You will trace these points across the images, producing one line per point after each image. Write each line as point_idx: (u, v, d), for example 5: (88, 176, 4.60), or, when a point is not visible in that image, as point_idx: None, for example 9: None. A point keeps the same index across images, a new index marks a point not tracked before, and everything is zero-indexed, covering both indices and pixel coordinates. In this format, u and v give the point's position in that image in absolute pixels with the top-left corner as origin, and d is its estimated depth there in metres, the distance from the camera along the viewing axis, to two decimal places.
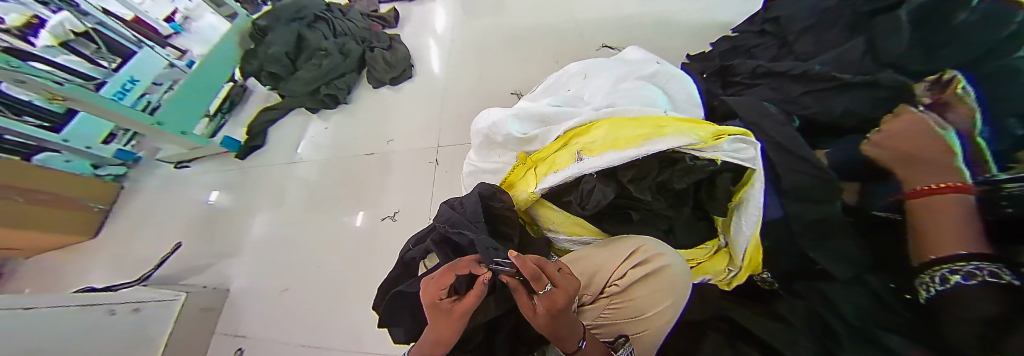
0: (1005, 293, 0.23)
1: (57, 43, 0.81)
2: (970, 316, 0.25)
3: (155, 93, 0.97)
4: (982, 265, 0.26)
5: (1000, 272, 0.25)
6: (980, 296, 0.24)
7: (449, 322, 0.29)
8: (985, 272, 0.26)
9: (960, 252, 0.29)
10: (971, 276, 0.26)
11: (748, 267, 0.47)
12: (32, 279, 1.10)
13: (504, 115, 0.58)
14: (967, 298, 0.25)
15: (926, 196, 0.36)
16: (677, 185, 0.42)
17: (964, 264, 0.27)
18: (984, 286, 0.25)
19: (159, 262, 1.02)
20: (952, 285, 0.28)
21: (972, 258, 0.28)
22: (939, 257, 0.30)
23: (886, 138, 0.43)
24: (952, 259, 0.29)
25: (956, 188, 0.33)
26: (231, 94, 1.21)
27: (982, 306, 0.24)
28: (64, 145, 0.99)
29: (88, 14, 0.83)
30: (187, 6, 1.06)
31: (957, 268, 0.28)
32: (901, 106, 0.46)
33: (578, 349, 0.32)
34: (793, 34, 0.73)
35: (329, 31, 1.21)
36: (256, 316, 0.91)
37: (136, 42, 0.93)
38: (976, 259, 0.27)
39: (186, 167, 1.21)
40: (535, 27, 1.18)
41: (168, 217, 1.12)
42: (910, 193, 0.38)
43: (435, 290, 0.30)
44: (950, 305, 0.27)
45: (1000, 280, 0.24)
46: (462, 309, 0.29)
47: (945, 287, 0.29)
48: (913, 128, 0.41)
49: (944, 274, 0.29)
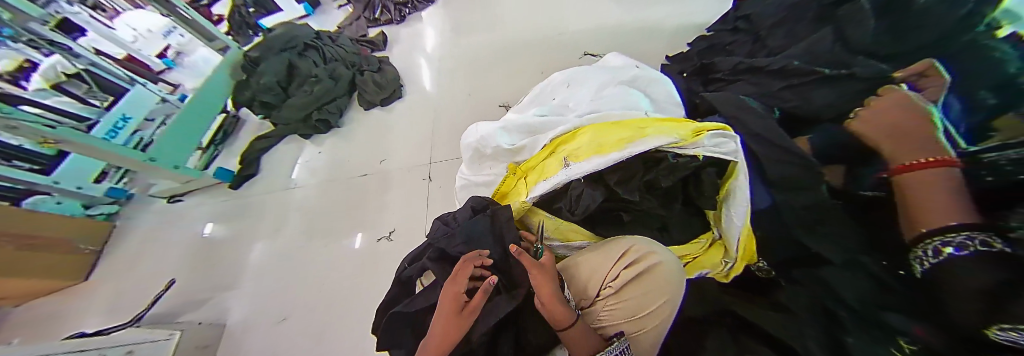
0: (995, 259, 0.24)
1: (49, 86, 0.82)
2: (967, 285, 0.26)
3: (147, 130, 0.97)
4: (973, 235, 0.27)
5: (991, 240, 0.26)
6: (973, 266, 0.25)
7: (464, 317, 0.34)
8: (976, 242, 0.26)
9: (952, 223, 0.29)
10: (963, 246, 0.27)
11: (744, 257, 0.47)
12: (19, 328, 1.06)
13: (492, 128, 0.60)
14: (960, 269, 0.26)
15: (910, 173, 0.37)
16: (664, 183, 0.43)
17: (957, 235, 0.28)
18: (977, 255, 0.25)
19: (153, 300, 0.99)
20: (947, 256, 0.28)
21: (963, 228, 0.28)
22: (932, 229, 0.31)
23: (875, 116, 0.47)
24: (945, 231, 0.29)
25: (942, 162, 0.35)
26: (223, 125, 1.23)
27: (977, 276, 0.25)
28: (55, 187, 0.99)
29: (81, 55, 0.85)
30: (179, 41, 1.10)
31: (949, 241, 0.29)
32: (884, 89, 0.49)
33: (572, 323, 0.35)
34: (765, 30, 0.76)
35: (319, 57, 1.23)
36: (256, 349, 0.88)
37: (130, 80, 0.94)
38: (968, 228, 0.28)
39: (179, 201, 1.20)
40: (520, 41, 1.22)
41: (162, 253, 1.10)
42: (895, 169, 0.40)
43: (458, 291, 0.36)
44: (946, 278, 0.28)
45: (992, 248, 0.25)
46: (474, 306, 0.36)
47: (939, 260, 0.29)
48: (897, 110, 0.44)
49: (937, 246, 0.30)
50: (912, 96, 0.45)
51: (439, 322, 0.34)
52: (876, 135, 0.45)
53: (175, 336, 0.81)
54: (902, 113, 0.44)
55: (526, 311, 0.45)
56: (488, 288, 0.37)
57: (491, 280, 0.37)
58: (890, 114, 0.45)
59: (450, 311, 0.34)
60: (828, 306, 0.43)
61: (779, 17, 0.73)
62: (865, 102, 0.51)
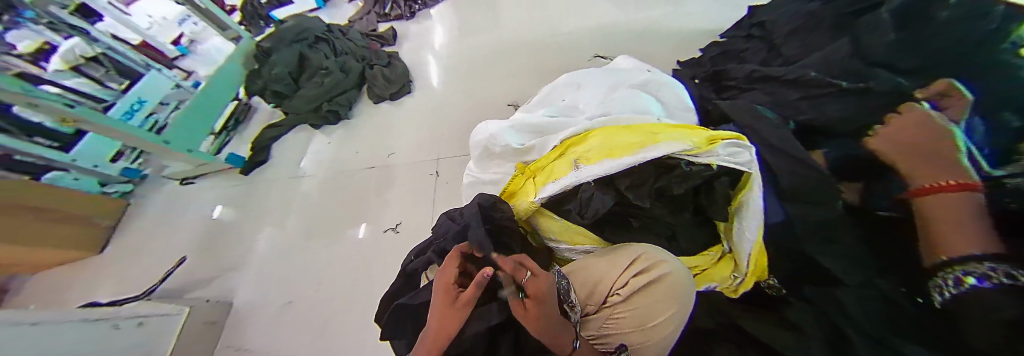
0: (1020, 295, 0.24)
1: (67, 68, 0.83)
2: (989, 320, 0.25)
3: (162, 113, 0.99)
4: (993, 266, 0.26)
5: (1013, 272, 0.25)
6: (993, 299, 0.25)
7: (450, 308, 0.32)
8: (998, 273, 0.25)
9: (974, 253, 0.28)
10: (986, 278, 0.26)
11: (753, 273, 0.47)
12: (36, 296, 1.10)
13: (501, 127, 0.60)
14: (982, 303, 0.26)
15: (930, 195, 0.36)
16: (676, 191, 0.42)
17: (980, 265, 0.27)
18: (1000, 289, 0.25)
19: (163, 276, 1.02)
20: (969, 287, 0.27)
21: (983, 257, 0.27)
22: (955, 256, 0.30)
23: (896, 133, 0.45)
24: (968, 260, 0.29)
25: (963, 186, 0.34)
26: (235, 113, 1.23)
27: (998, 310, 0.24)
28: (73, 165, 1.02)
29: (98, 39, 0.87)
30: (195, 30, 1.11)
31: (970, 270, 0.28)
32: (904, 106, 0.47)
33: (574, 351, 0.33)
34: (781, 38, 0.74)
35: (330, 50, 1.24)
36: (260, 331, 0.90)
37: (145, 66, 0.96)
38: (991, 259, 0.27)
39: (191, 183, 1.23)
40: (530, 39, 1.21)
41: (172, 233, 1.13)
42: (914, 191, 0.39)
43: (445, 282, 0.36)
44: (968, 310, 0.27)
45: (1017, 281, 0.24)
46: (466, 299, 0.32)
47: (959, 290, 0.29)
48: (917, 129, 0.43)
49: (959, 275, 0.29)
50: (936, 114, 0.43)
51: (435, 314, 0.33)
52: (893, 153, 0.44)
53: (184, 311, 0.83)
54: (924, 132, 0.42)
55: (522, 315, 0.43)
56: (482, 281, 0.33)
57: (486, 270, 0.33)
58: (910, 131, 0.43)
59: (439, 300, 0.34)
60: (835, 323, 0.42)
61: (796, 25, 0.71)
62: (883, 119, 0.49)
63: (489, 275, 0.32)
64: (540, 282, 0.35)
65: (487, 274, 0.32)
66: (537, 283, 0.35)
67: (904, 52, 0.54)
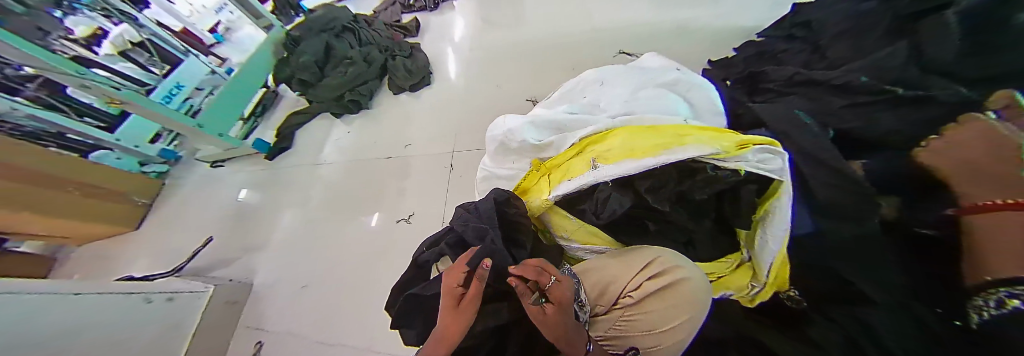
0: None
1: (116, 52, 0.89)
2: None
3: (196, 97, 1.06)
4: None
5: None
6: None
7: (456, 312, 0.31)
8: None
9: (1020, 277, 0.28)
10: None
11: (773, 283, 0.45)
12: (81, 266, 1.19)
13: (520, 122, 0.59)
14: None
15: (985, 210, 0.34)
16: (698, 196, 0.41)
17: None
18: None
19: (192, 255, 1.08)
20: (1013, 309, 0.28)
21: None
22: (999, 278, 0.30)
23: (951, 149, 0.42)
24: (1013, 282, 0.29)
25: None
26: (263, 99, 1.30)
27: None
28: (117, 145, 1.09)
29: (144, 26, 0.93)
30: (228, 18, 1.20)
31: (1017, 293, 0.28)
32: (968, 118, 0.43)
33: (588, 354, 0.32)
34: (826, 39, 0.70)
35: (356, 40, 1.27)
36: (277, 311, 0.94)
37: (184, 51, 1.03)
38: None
39: (220, 166, 1.30)
40: (552, 35, 1.19)
41: (202, 213, 1.19)
42: (967, 209, 0.37)
43: (455, 275, 0.34)
44: (1012, 333, 0.27)
45: None
46: (472, 295, 0.32)
47: (1002, 312, 0.29)
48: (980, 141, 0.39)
49: (1002, 297, 0.29)
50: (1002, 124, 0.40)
51: (443, 319, 0.31)
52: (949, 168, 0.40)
53: (209, 291, 0.89)
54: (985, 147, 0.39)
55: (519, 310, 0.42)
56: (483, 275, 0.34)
57: (485, 262, 0.35)
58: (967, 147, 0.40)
59: (446, 305, 0.32)
60: (859, 344, 0.39)
61: (846, 26, 0.67)
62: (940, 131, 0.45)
63: (488, 267, 0.35)
64: (563, 289, 0.33)
65: (486, 266, 0.35)
66: (561, 291, 0.33)
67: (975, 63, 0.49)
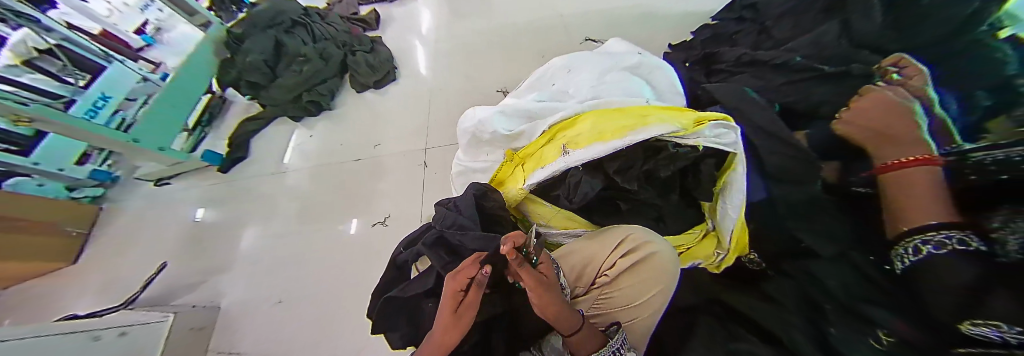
0: (986, 266, 0.24)
1: (20, 62, 0.74)
2: (947, 285, 0.26)
3: (128, 109, 0.94)
4: (951, 234, 0.27)
5: (967, 239, 0.26)
6: (949, 265, 0.26)
7: (459, 317, 0.31)
8: (954, 241, 0.27)
9: (931, 222, 0.29)
10: (941, 246, 0.27)
11: (734, 250, 0.49)
12: (9, 311, 1.05)
13: (489, 113, 0.58)
14: (941, 270, 0.26)
15: (897, 170, 0.37)
16: (662, 173, 0.43)
17: (936, 234, 0.28)
18: (956, 255, 0.26)
19: (145, 283, 0.99)
20: (927, 254, 0.28)
21: (940, 227, 0.28)
22: (914, 228, 0.31)
23: (857, 115, 0.47)
24: (925, 230, 0.30)
25: (926, 161, 0.35)
26: (209, 106, 1.19)
27: (951, 273, 0.26)
28: (36, 169, 0.94)
29: (52, 29, 0.77)
30: (158, 17, 1.03)
31: (929, 239, 0.29)
32: (866, 87, 0.50)
33: (578, 330, 0.34)
34: (772, 19, 0.73)
35: (309, 35, 1.17)
36: (251, 331, 0.89)
37: (105, 56, 0.88)
38: (947, 227, 0.28)
39: (167, 184, 1.17)
40: (518, 24, 1.17)
41: (152, 237, 1.09)
42: (881, 168, 0.40)
43: (459, 279, 0.31)
44: (926, 277, 0.28)
45: (969, 248, 0.25)
46: (471, 302, 0.31)
47: (917, 257, 0.30)
48: (883, 106, 0.44)
49: (916, 244, 0.30)
50: (893, 93, 0.45)
51: (444, 324, 0.31)
52: (860, 134, 0.46)
53: (169, 318, 0.81)
54: (883, 112, 0.44)
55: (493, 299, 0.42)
56: (483, 281, 0.31)
57: (486, 270, 0.30)
58: (870, 113, 0.45)
59: (446, 307, 0.31)
60: (811, 295, 0.44)
61: (788, 6, 0.71)
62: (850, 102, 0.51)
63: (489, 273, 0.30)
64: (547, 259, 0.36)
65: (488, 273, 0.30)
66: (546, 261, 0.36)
67: (894, 36, 0.55)
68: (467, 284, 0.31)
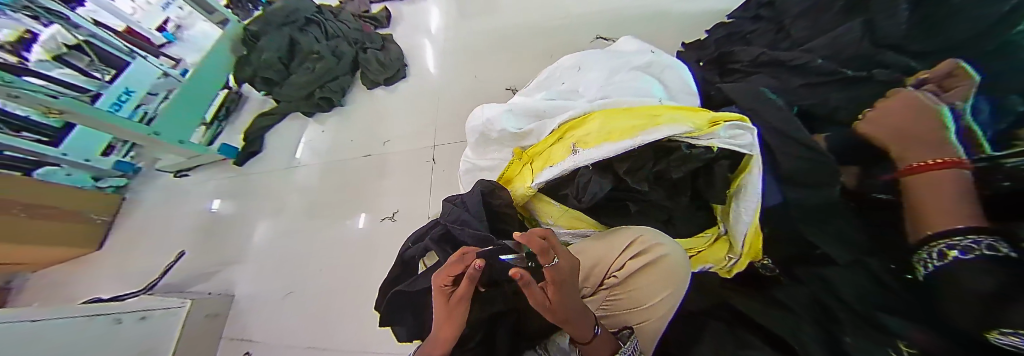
0: (1005, 266, 0.22)
1: (50, 57, 0.79)
2: (967, 292, 0.25)
3: (150, 104, 0.96)
4: (980, 239, 0.25)
5: (997, 244, 0.25)
6: (978, 269, 0.24)
7: (450, 310, 0.31)
8: (982, 246, 0.25)
9: (958, 226, 0.28)
10: (968, 250, 0.26)
11: (747, 254, 0.47)
12: (41, 293, 1.12)
13: (498, 111, 0.58)
14: (971, 276, 0.24)
15: (921, 173, 0.36)
16: (674, 174, 0.42)
17: (962, 239, 0.27)
18: (982, 259, 0.24)
19: (163, 271, 1.03)
20: (951, 259, 0.27)
21: (968, 231, 0.27)
22: (938, 232, 0.30)
23: (879, 119, 0.46)
24: (950, 234, 0.28)
25: (955, 164, 0.34)
26: (227, 101, 1.22)
27: (982, 279, 0.23)
28: (64, 159, 0.99)
29: (80, 26, 0.81)
30: (178, 15, 1.10)
31: (954, 244, 0.27)
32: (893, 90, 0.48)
33: (595, 337, 0.34)
34: (790, 18, 0.71)
35: (321, 33, 1.19)
36: (262, 320, 0.92)
37: (129, 52, 0.90)
38: (972, 232, 0.27)
39: (185, 176, 1.21)
40: (528, 22, 1.17)
41: (170, 226, 1.13)
42: (904, 170, 0.39)
43: (442, 276, 0.32)
44: (948, 282, 0.27)
45: (998, 253, 0.24)
46: (459, 298, 0.31)
47: (941, 263, 0.28)
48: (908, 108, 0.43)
49: (943, 249, 0.28)
50: (925, 96, 0.43)
51: (440, 317, 0.32)
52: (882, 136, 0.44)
53: (186, 304, 0.84)
54: (907, 113, 0.42)
55: (496, 298, 0.42)
56: (474, 275, 0.30)
57: (476, 264, 0.30)
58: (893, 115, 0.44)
59: (438, 301, 0.32)
60: (823, 301, 0.42)
61: (807, 5, 0.68)
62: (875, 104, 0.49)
63: (480, 267, 0.30)
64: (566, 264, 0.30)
65: (478, 268, 0.30)
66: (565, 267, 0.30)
67: (920, 36, 0.53)
68: (453, 279, 0.32)
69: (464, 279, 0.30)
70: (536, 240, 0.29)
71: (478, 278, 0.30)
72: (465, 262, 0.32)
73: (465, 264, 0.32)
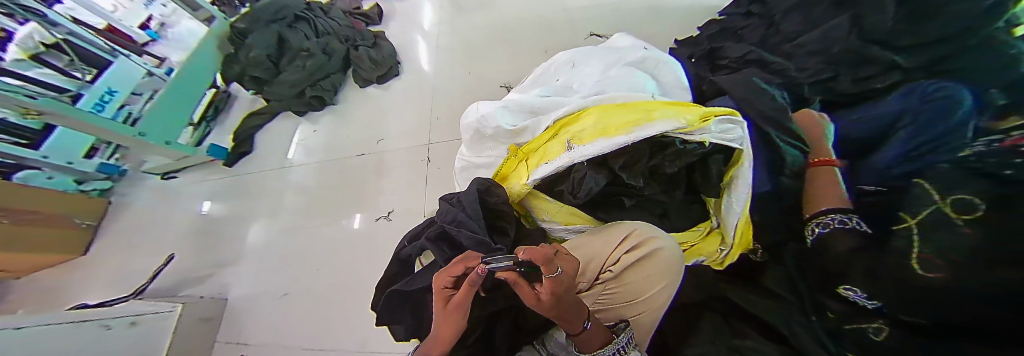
0: (851, 233, 0.36)
1: (27, 57, 0.77)
2: (844, 254, 0.35)
3: (135, 103, 0.94)
4: (836, 216, 0.39)
5: (843, 219, 0.38)
6: (843, 236, 0.36)
7: (446, 314, 0.31)
8: (835, 221, 0.39)
9: (825, 209, 0.41)
10: (828, 225, 0.39)
11: (739, 245, 0.49)
12: (26, 300, 1.09)
13: (493, 107, 0.58)
14: (837, 239, 0.37)
15: (811, 169, 0.47)
16: (668, 169, 0.42)
17: (824, 217, 0.40)
18: (841, 229, 0.37)
19: (153, 275, 1.01)
20: (822, 233, 0.40)
21: (830, 211, 0.40)
22: (813, 213, 0.43)
23: (808, 129, 0.51)
24: (819, 214, 0.42)
25: (827, 161, 0.46)
26: (215, 101, 1.19)
27: (845, 241, 0.36)
28: (46, 162, 0.96)
29: (58, 24, 0.78)
30: (162, 12, 1.02)
31: (821, 221, 0.40)
32: (808, 112, 0.53)
33: (583, 330, 0.34)
34: (780, 14, 0.71)
35: (312, 30, 1.16)
36: (259, 322, 0.91)
37: (111, 51, 0.87)
38: (831, 212, 0.40)
39: (173, 177, 1.18)
40: (522, 19, 1.16)
41: (159, 230, 1.10)
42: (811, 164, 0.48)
43: (443, 277, 0.32)
44: (834, 247, 0.37)
45: (845, 224, 0.37)
46: (460, 304, 0.31)
47: (816, 237, 0.41)
48: (815, 127, 0.51)
49: (815, 227, 0.41)
50: (817, 115, 0.53)
51: (437, 320, 0.32)
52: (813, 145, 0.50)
53: (178, 308, 0.83)
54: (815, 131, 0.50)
55: (490, 297, 0.42)
56: (477, 280, 0.31)
57: (480, 268, 0.30)
58: (813, 130, 0.51)
59: (437, 304, 0.32)
60: None
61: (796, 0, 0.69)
62: (801, 115, 0.53)
63: (483, 272, 0.30)
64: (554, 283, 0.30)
65: (482, 272, 0.30)
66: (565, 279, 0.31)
67: None
68: (452, 280, 0.32)
69: (465, 283, 0.31)
70: (533, 248, 0.32)
71: (479, 282, 0.31)
72: (468, 262, 0.33)
73: (467, 265, 0.32)
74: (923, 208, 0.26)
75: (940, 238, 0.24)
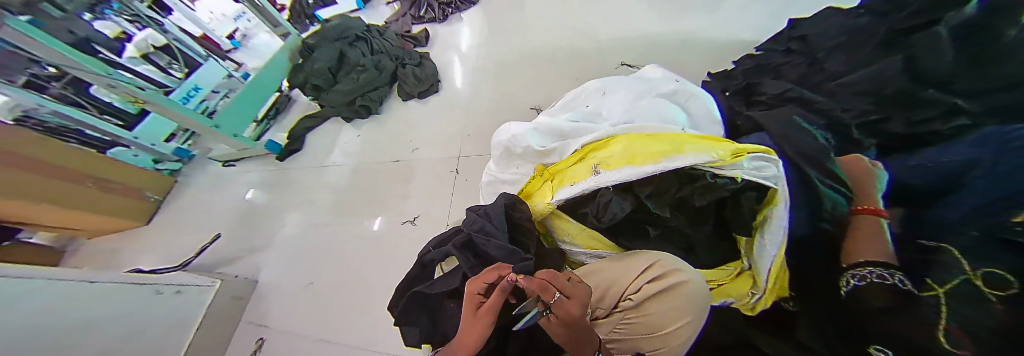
0: (894, 290, 0.34)
1: (139, 55, 0.96)
2: (887, 310, 0.34)
3: (212, 100, 1.08)
4: (873, 270, 0.36)
5: (881, 274, 0.36)
6: (885, 291, 0.35)
7: (475, 318, 0.32)
8: (873, 274, 0.36)
9: (862, 261, 0.39)
10: (864, 278, 0.37)
11: (772, 290, 0.46)
12: (91, 259, 1.22)
13: (525, 128, 0.61)
14: (874, 294, 0.36)
15: (849, 216, 0.45)
16: (698, 202, 0.42)
17: (864, 269, 0.37)
18: (881, 284, 0.35)
19: (199, 251, 1.10)
20: (859, 285, 0.37)
21: (870, 264, 0.37)
22: (849, 264, 0.40)
23: (856, 176, 0.48)
24: (857, 266, 0.39)
25: (872, 210, 0.43)
26: (277, 102, 1.34)
27: (881, 297, 0.35)
28: (136, 142, 1.13)
29: (169, 32, 0.99)
30: (246, 26, 1.27)
31: (859, 273, 0.38)
32: (860, 159, 0.50)
33: None
34: (824, 51, 0.72)
35: (368, 48, 1.31)
36: (280, 307, 0.95)
37: (204, 56, 1.08)
38: (870, 264, 0.37)
39: (232, 165, 1.32)
40: (557, 46, 1.23)
41: (210, 210, 1.22)
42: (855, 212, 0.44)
43: (477, 283, 0.35)
44: (875, 301, 0.35)
45: (886, 280, 0.35)
46: (489, 312, 0.32)
47: (852, 289, 0.38)
48: (863, 175, 0.47)
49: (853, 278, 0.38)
50: (870, 163, 0.49)
51: (464, 324, 0.33)
52: (860, 193, 0.46)
53: (217, 284, 0.90)
54: (863, 179, 0.47)
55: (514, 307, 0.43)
56: (506, 289, 0.32)
57: (510, 277, 0.32)
58: (862, 177, 0.47)
59: (466, 309, 0.34)
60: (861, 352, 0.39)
61: (840, 40, 0.70)
62: (851, 162, 0.50)
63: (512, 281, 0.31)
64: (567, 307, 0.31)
65: (511, 281, 0.32)
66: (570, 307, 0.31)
67: None
68: (486, 287, 0.35)
69: (495, 292, 0.33)
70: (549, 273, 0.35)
71: (508, 291, 0.32)
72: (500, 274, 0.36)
73: (500, 273, 0.36)
74: (951, 279, 0.32)
75: (973, 313, 0.28)
